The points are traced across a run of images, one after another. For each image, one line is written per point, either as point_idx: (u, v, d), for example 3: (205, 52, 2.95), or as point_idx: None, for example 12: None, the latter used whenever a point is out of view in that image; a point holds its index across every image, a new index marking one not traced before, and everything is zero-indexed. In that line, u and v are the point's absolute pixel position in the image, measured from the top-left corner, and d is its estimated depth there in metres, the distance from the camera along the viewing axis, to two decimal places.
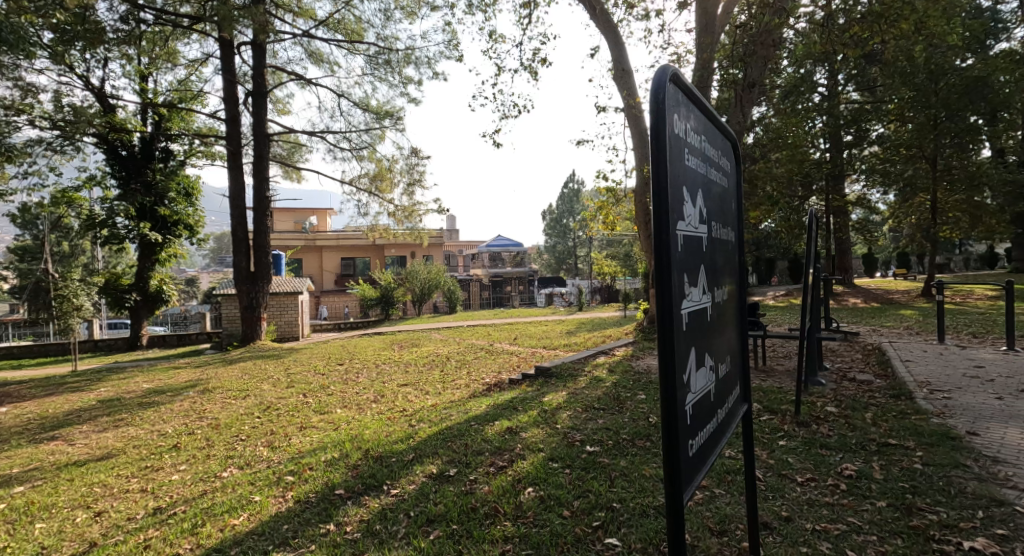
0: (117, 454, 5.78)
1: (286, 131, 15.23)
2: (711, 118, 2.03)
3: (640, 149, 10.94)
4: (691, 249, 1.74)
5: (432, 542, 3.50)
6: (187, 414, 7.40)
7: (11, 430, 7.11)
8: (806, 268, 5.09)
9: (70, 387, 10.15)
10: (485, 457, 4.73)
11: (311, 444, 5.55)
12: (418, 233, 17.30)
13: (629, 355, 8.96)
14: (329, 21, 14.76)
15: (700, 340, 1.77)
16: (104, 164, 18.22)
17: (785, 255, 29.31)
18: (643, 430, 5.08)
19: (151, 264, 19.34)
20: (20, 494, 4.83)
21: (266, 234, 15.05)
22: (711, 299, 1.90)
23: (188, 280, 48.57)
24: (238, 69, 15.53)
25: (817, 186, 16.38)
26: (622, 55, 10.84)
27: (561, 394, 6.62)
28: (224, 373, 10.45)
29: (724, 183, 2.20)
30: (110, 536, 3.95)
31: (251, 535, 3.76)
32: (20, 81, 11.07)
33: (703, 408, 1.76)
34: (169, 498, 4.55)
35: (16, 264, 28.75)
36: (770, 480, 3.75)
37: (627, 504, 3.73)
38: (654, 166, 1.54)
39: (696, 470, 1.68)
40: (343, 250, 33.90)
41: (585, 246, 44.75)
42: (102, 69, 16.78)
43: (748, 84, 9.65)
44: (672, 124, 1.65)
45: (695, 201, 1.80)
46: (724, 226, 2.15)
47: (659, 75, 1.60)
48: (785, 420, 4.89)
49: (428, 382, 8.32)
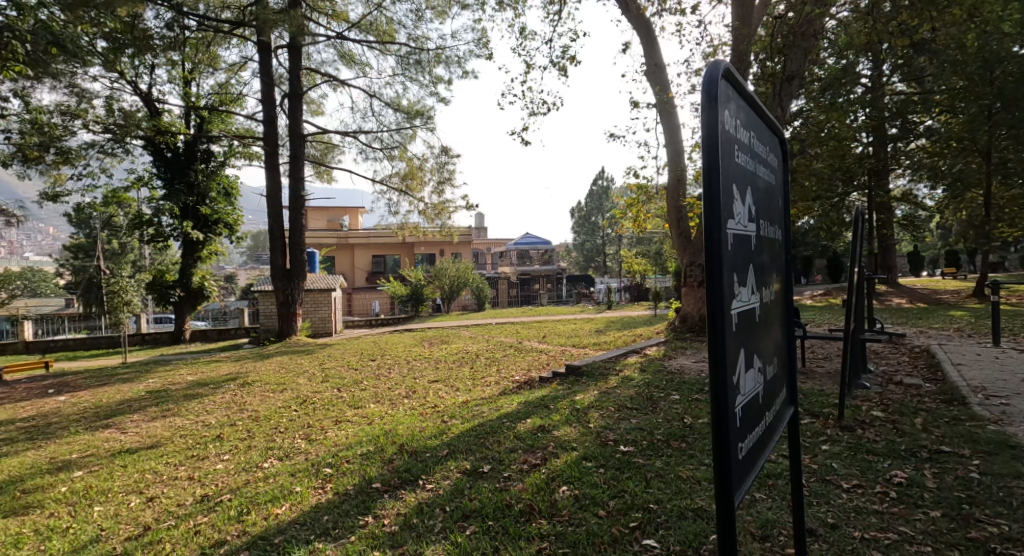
0: (165, 443, 6.01)
1: (320, 132, 15.58)
2: (759, 112, 1.98)
3: (673, 145, 10.79)
4: (740, 248, 1.70)
5: (468, 537, 3.52)
6: (229, 406, 7.64)
7: (69, 417, 7.46)
8: (850, 268, 4.91)
9: (121, 378, 10.60)
10: (518, 454, 4.74)
11: (345, 439, 5.65)
12: (448, 231, 17.45)
13: (661, 354, 8.82)
14: (363, 23, 15.03)
15: (748, 342, 1.74)
16: (151, 165, 18.83)
17: (823, 252, 28.52)
18: (679, 431, 5.01)
19: (194, 261, 20.06)
20: (79, 478, 5.07)
21: (301, 232, 15.36)
22: (760, 299, 1.86)
23: (226, 277, 50.07)
24: (275, 71, 15.94)
25: (858, 181, 15.88)
26: (655, 50, 10.70)
27: (592, 393, 6.55)
28: (262, 367, 10.77)
29: (772, 180, 2.14)
30: (162, 520, 4.11)
31: (294, 525, 3.86)
32: (76, 88, 11.58)
33: (752, 411, 1.72)
34: (215, 486, 4.70)
35: (71, 262, 30.32)
36: (814, 486, 3.65)
37: (664, 506, 3.68)
38: (707, 163, 1.50)
39: (746, 474, 1.63)
40: (374, 248, 34.56)
41: (614, 244, 44.44)
42: (149, 74, 17.58)
43: (788, 77, 9.36)
44: (724, 120, 1.61)
45: (745, 199, 1.76)
46: (772, 224, 2.10)
47: (711, 69, 1.56)
48: (828, 423, 4.75)
49: (459, 379, 8.36)
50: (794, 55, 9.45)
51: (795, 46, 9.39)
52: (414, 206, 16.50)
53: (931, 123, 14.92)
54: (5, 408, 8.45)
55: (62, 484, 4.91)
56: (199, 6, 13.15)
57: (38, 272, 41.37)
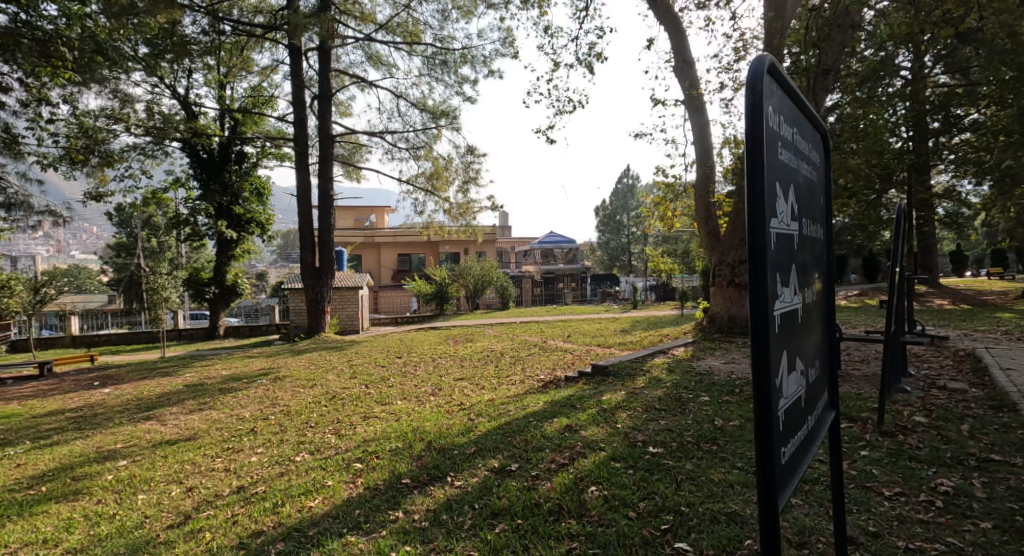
0: (202, 435, 6.18)
1: (349, 132, 15.85)
2: (802, 109, 1.93)
3: (702, 142, 10.62)
4: (784, 247, 1.66)
5: (498, 535, 3.53)
6: (262, 400, 7.81)
7: (112, 409, 7.74)
8: (891, 267, 4.75)
9: (161, 372, 10.97)
10: (546, 453, 4.73)
11: (374, 434, 5.73)
12: (473, 230, 17.54)
13: (689, 355, 8.69)
14: (390, 25, 15.24)
15: (791, 344, 1.69)
16: (188, 166, 19.47)
17: (858, 252, 27.74)
18: (709, 434, 4.93)
19: (228, 259, 20.62)
20: (123, 467, 5.25)
21: (329, 232, 15.61)
22: (801, 299, 1.81)
23: (258, 276, 51.38)
24: (305, 74, 16.25)
25: (897, 177, 15.36)
26: (684, 46, 10.55)
27: (620, 393, 6.50)
28: (293, 363, 10.99)
29: (814, 177, 2.07)
30: (201, 510, 4.23)
31: (327, 517, 3.92)
32: (119, 92, 12.00)
33: (795, 415, 1.68)
34: (250, 478, 4.83)
35: (114, 260, 31.51)
36: (854, 492, 3.54)
37: (695, 509, 3.63)
38: (750, 162, 1.47)
39: (789, 477, 1.59)
40: (400, 247, 34.99)
41: (639, 242, 43.98)
42: (187, 79, 18.17)
43: (823, 71, 9.10)
44: (768, 116, 1.57)
45: (788, 197, 1.71)
46: (814, 222, 2.04)
47: (756, 65, 1.52)
48: (867, 428, 4.61)
49: (484, 378, 8.38)
50: (830, 49, 9.16)
51: (830, 40, 9.10)
52: (440, 205, 16.64)
53: (975, 117, 14.34)
54: (54, 398, 8.83)
55: (108, 472, 5.09)
56: (233, 12, 13.51)
57: (83, 270, 42.93)
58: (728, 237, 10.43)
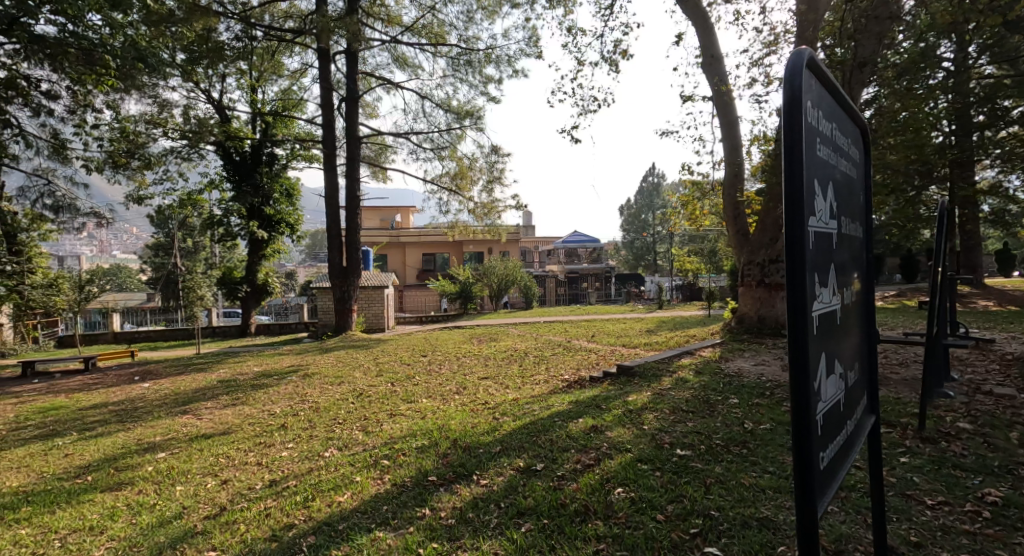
0: (236, 430, 6.33)
1: (375, 133, 16.06)
2: (842, 103, 1.87)
3: (730, 139, 10.42)
4: (823, 246, 1.61)
5: (524, 534, 3.52)
6: (292, 396, 7.96)
7: (151, 403, 7.99)
8: (935, 266, 4.57)
9: (196, 367, 11.29)
10: (571, 454, 4.70)
11: (401, 432, 5.79)
12: (497, 229, 17.57)
13: (718, 356, 8.55)
14: (416, 26, 15.37)
15: (829, 346, 1.64)
16: (221, 169, 19.97)
17: (895, 252, 26.86)
18: (739, 437, 4.84)
19: (259, 258, 21.09)
20: (162, 459, 5.42)
21: (357, 232, 15.82)
22: (839, 300, 1.76)
23: (287, 276, 52.46)
24: (334, 77, 16.50)
25: (937, 174, 14.82)
26: (712, 41, 10.38)
27: (646, 394, 6.44)
28: (321, 361, 11.17)
29: (853, 173, 2.01)
30: (236, 502, 4.33)
31: (356, 513, 3.97)
32: (158, 98, 12.40)
33: (834, 419, 1.63)
34: (282, 472, 4.92)
35: (152, 259, 32.58)
36: (893, 500, 3.43)
37: (726, 513, 3.56)
38: (788, 158, 1.43)
39: (828, 483, 1.54)
40: (424, 246, 35.27)
41: (665, 242, 43.42)
42: (220, 83, 18.68)
43: (859, 64, 8.76)
44: (807, 112, 1.53)
45: (826, 194, 1.66)
46: (854, 221, 1.98)
47: (795, 58, 1.49)
48: (907, 434, 4.46)
49: (508, 377, 8.39)
50: (867, 41, 8.80)
51: (867, 31, 8.75)
52: (464, 205, 16.71)
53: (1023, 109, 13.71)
54: (97, 392, 9.16)
55: (148, 464, 5.25)
56: (265, 17, 13.81)
57: (123, 269, 44.31)
58: (758, 237, 10.24)
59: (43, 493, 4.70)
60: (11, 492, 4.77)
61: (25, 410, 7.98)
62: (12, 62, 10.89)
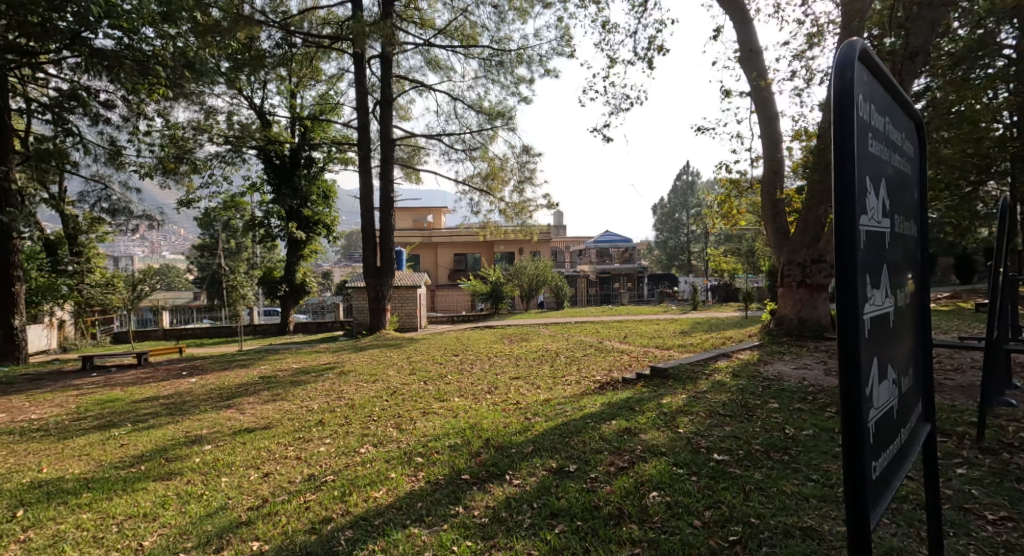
0: (276, 424, 6.49)
1: (408, 135, 16.28)
2: (895, 96, 1.79)
3: (769, 135, 10.15)
4: (873, 247, 1.54)
5: (558, 535, 3.50)
6: (328, 393, 8.11)
7: (198, 397, 8.28)
8: (995, 267, 4.33)
9: (238, 363, 11.66)
10: (605, 455, 4.65)
11: (434, 430, 5.83)
12: (528, 230, 17.55)
13: (756, 359, 8.33)
14: (448, 29, 15.50)
15: (881, 350, 1.56)
16: (262, 172, 20.55)
17: (945, 251, 25.64)
18: (780, 443, 4.70)
19: (297, 258, 21.63)
20: (207, 451, 5.60)
21: (390, 232, 16.05)
22: (893, 303, 1.67)
23: (324, 275, 53.80)
24: (369, 80, 16.78)
25: (995, 169, 14.03)
26: (750, 35, 10.12)
27: (681, 397, 6.32)
28: (356, 359, 11.37)
29: (907, 170, 1.91)
30: (277, 494, 4.43)
31: (392, 508, 4.02)
32: (204, 106, 12.87)
33: (887, 426, 1.55)
34: (320, 466, 5.02)
35: (198, 259, 33.82)
36: (950, 514, 3.27)
37: (766, 521, 3.46)
38: (838, 154, 1.37)
39: (880, 494, 1.47)
40: (456, 246, 35.54)
41: (699, 242, 42.59)
42: (262, 89, 19.26)
43: (910, 54, 8.37)
44: (859, 106, 1.46)
45: (878, 193, 1.58)
46: (907, 219, 1.88)
47: (846, 50, 1.42)
48: (964, 445, 4.25)
49: (540, 377, 8.37)
50: (919, 29, 8.39)
51: (919, 19, 8.34)
52: (495, 205, 16.77)
53: None
54: (149, 386, 9.54)
55: (195, 455, 5.44)
56: (304, 24, 14.17)
57: (171, 268, 46.06)
58: (798, 236, 9.93)
59: (102, 479, 4.92)
60: (73, 478, 5.01)
61: (84, 401, 8.39)
62: (74, 75, 11.54)
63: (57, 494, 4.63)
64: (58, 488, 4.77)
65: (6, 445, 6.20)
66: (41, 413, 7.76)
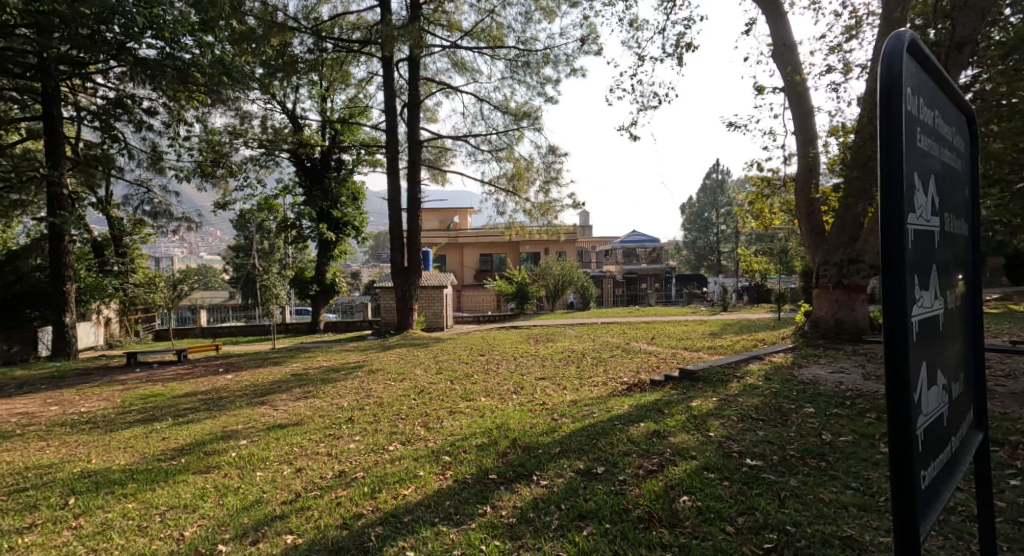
0: (308, 421, 6.61)
1: (435, 137, 16.38)
2: (946, 88, 1.71)
3: (804, 131, 9.88)
4: (922, 246, 1.47)
5: (586, 538, 3.46)
6: (357, 391, 8.22)
7: (234, 393, 8.48)
8: None
9: (271, 361, 11.92)
10: (633, 458, 4.59)
11: (461, 429, 5.84)
12: (555, 230, 17.49)
13: (790, 362, 8.12)
14: (475, 30, 15.53)
15: (930, 354, 1.49)
16: (294, 175, 20.96)
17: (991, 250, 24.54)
18: (816, 449, 4.56)
19: (328, 259, 22.02)
20: (243, 445, 5.73)
21: (417, 233, 16.17)
22: (943, 304, 1.60)
23: (354, 275, 54.64)
24: (397, 83, 16.96)
25: None
26: (784, 29, 9.88)
27: (711, 399, 6.20)
28: (384, 357, 11.50)
29: (957, 166, 1.82)
30: (309, 490, 4.50)
31: (420, 506, 4.04)
32: (240, 110, 13.20)
33: (936, 434, 1.48)
34: (351, 463, 5.08)
35: (233, 260, 34.74)
36: (1001, 527, 3.12)
37: (803, 529, 3.36)
38: (884, 150, 1.32)
39: (930, 504, 1.40)
40: (481, 246, 35.66)
41: (729, 241, 41.74)
42: (294, 94, 19.68)
43: (957, 44, 8.05)
44: (907, 99, 1.40)
45: (927, 189, 1.51)
46: (958, 217, 1.80)
47: (893, 41, 1.36)
48: (1016, 455, 4.05)
49: (566, 378, 8.32)
50: (966, 19, 8.10)
51: (967, 8, 8.03)
52: (521, 206, 16.76)
53: None
54: (188, 382, 9.84)
55: (231, 450, 5.58)
56: (334, 29, 14.41)
57: (208, 268, 47.37)
58: (834, 235, 9.65)
59: (146, 471, 5.07)
60: (119, 469, 5.18)
61: (128, 396, 8.70)
62: (120, 83, 12.00)
63: (105, 484, 4.79)
64: (105, 478, 4.94)
65: (57, 436, 6.47)
66: (89, 406, 8.07)
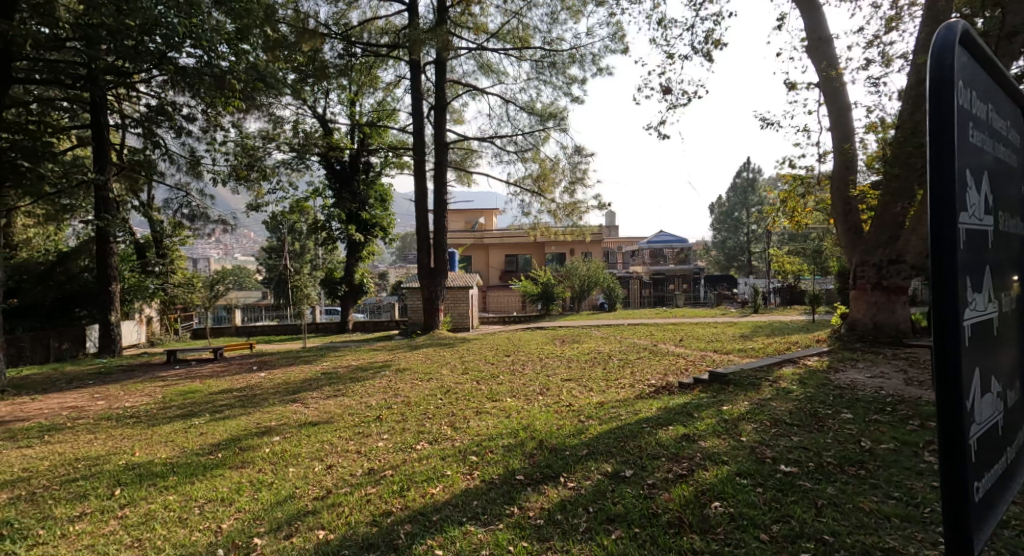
0: (337, 419, 6.69)
1: (462, 138, 16.46)
2: (999, 80, 1.62)
3: (840, 128, 9.60)
4: (975, 246, 1.39)
5: (615, 541, 3.42)
6: (386, 390, 8.30)
7: (267, 391, 8.66)
8: None
9: (302, 360, 12.12)
10: (662, 462, 4.52)
11: (487, 429, 5.84)
12: (581, 230, 17.40)
13: (826, 365, 7.89)
14: (502, 32, 15.57)
15: (984, 360, 1.41)
16: (324, 178, 21.33)
17: None
18: (854, 456, 4.41)
19: (356, 260, 22.33)
20: (276, 442, 5.84)
21: (444, 234, 16.27)
22: (995, 308, 1.52)
23: (381, 276, 55.33)
24: (425, 85, 17.12)
25: None
26: (820, 23, 9.62)
27: (742, 403, 6.06)
28: (411, 357, 11.60)
29: (1012, 161, 1.73)
30: (339, 486, 4.55)
31: (448, 506, 4.04)
32: (273, 115, 13.52)
33: (990, 444, 1.40)
34: (380, 461, 5.13)
35: (266, 260, 35.51)
36: None
37: (842, 539, 3.25)
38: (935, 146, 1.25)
39: (984, 517, 1.33)
40: (507, 247, 35.69)
41: (760, 241, 40.86)
42: (324, 98, 20.04)
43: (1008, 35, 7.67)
44: (960, 92, 1.33)
45: (980, 187, 1.44)
46: (1012, 215, 1.70)
47: (946, 31, 1.30)
48: None
49: (592, 380, 8.24)
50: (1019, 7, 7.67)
51: None
52: (547, 206, 16.71)
53: None
54: (223, 379, 10.08)
55: (265, 446, 5.69)
56: (363, 34, 14.62)
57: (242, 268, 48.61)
58: (873, 235, 9.35)
59: (185, 465, 5.21)
60: (160, 462, 5.34)
61: (167, 392, 8.97)
62: (161, 91, 12.39)
63: (147, 476, 4.95)
64: (148, 471, 5.09)
65: (103, 429, 6.71)
66: (132, 401, 8.35)
